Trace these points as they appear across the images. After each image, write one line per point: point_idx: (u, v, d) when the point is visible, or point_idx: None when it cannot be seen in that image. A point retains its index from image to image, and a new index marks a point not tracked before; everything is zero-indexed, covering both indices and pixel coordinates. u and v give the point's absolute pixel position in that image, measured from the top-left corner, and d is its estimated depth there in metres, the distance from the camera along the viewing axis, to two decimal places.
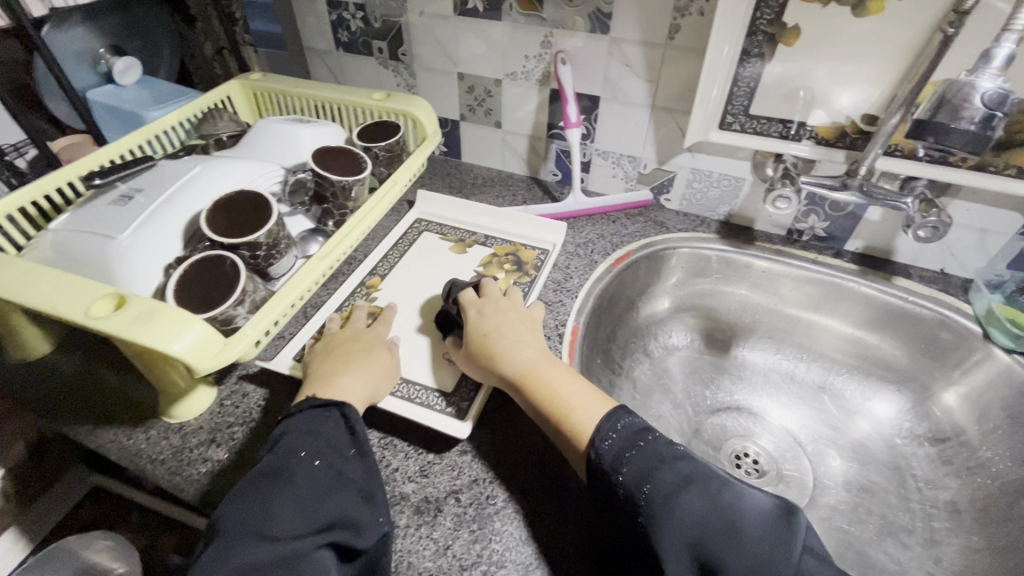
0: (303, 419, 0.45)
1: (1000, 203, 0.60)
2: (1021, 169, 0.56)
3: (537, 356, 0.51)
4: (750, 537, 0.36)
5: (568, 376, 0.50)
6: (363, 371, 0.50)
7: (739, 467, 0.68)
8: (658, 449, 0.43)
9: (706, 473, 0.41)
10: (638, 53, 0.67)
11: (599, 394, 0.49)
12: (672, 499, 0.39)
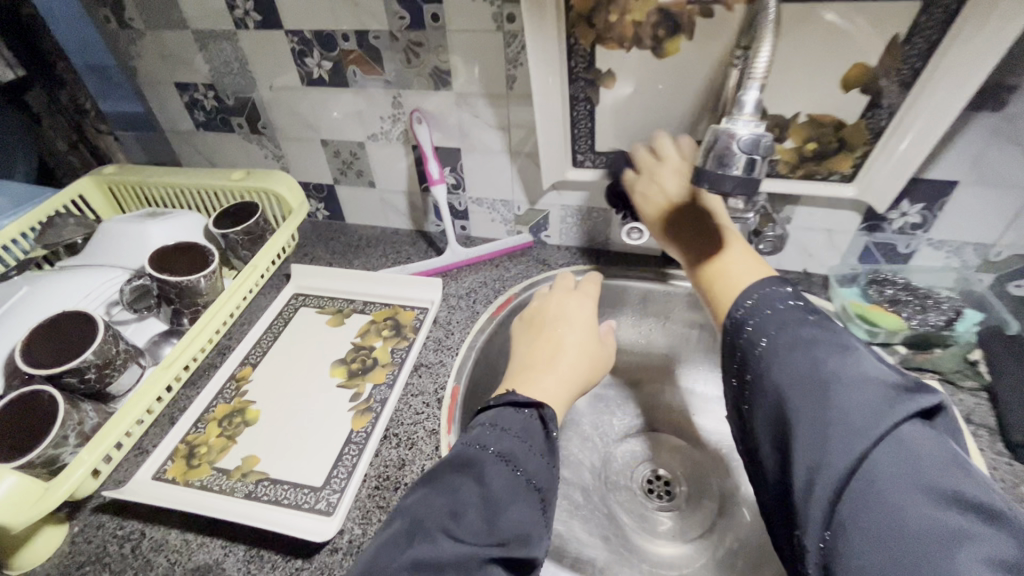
0: (503, 412, 0.49)
1: (835, 206, 0.63)
2: (843, 174, 0.59)
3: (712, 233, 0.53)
4: (854, 405, 0.34)
5: (745, 251, 0.51)
6: (556, 374, 0.55)
7: (649, 493, 0.70)
8: (782, 311, 0.43)
9: (843, 345, 0.39)
10: (484, 104, 0.68)
11: (761, 269, 0.50)
12: (776, 359, 0.40)
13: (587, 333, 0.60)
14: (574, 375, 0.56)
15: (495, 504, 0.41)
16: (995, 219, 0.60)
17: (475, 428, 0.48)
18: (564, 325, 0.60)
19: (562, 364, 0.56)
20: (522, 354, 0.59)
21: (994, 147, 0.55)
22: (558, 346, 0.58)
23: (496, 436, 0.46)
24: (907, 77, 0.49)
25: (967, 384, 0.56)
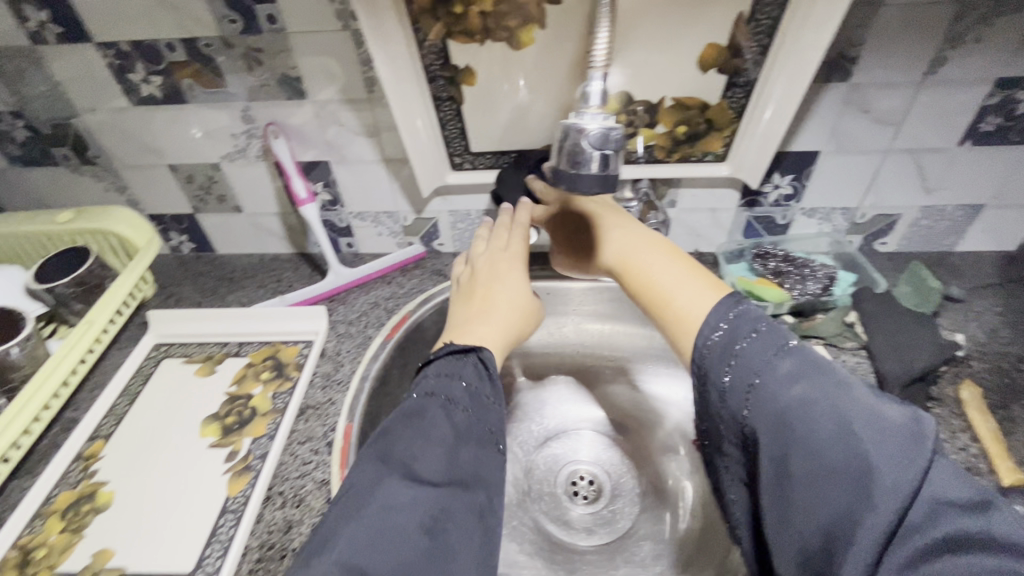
0: (441, 366, 0.43)
1: (715, 185, 0.64)
2: (717, 153, 0.59)
3: (640, 250, 0.48)
4: (879, 446, 0.29)
5: (685, 269, 0.45)
6: (495, 319, 0.49)
7: (575, 495, 0.68)
8: (772, 343, 0.36)
9: (839, 374, 0.33)
10: (346, 111, 0.62)
11: (710, 282, 0.43)
12: (773, 400, 0.33)
13: (522, 282, 0.52)
14: (510, 321, 0.50)
15: (454, 453, 0.37)
16: (855, 183, 0.63)
17: (418, 386, 0.42)
18: (494, 268, 0.54)
19: (497, 313, 0.49)
20: (460, 298, 0.52)
21: (847, 115, 0.57)
22: (494, 292, 0.51)
23: (449, 385, 0.41)
24: (758, 54, 0.49)
25: (848, 344, 0.57)
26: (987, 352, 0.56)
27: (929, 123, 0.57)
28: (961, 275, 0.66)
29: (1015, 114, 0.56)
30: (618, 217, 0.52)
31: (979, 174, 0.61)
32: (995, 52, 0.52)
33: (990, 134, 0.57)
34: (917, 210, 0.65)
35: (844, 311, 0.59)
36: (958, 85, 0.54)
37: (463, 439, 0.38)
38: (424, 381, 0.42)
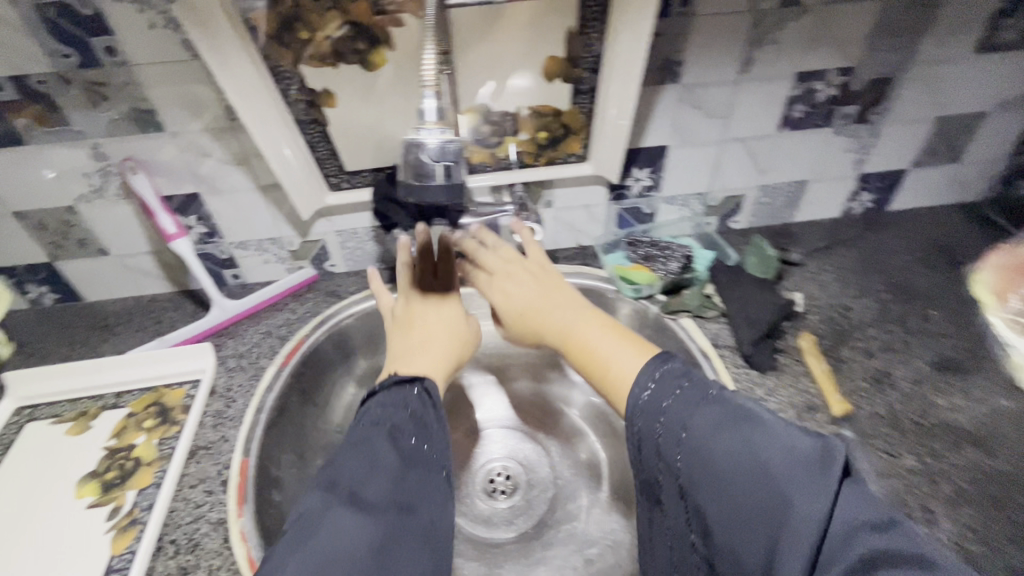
0: (385, 396, 0.50)
1: (584, 183, 0.69)
2: (578, 155, 0.64)
3: (572, 320, 0.55)
4: (793, 478, 0.32)
5: (613, 335, 0.52)
6: (436, 343, 0.58)
7: (495, 492, 0.70)
8: (694, 391, 0.40)
9: (754, 411, 0.37)
10: (209, 141, 0.60)
11: (637, 346, 0.50)
12: (703, 446, 0.36)
13: (456, 315, 0.61)
14: (446, 353, 0.57)
15: (399, 476, 0.43)
16: (703, 170, 0.71)
17: (366, 411, 0.49)
18: (428, 316, 0.60)
19: (433, 349, 0.57)
20: (403, 338, 0.58)
21: (683, 111, 0.64)
22: (433, 334, 0.58)
23: (394, 416, 0.48)
24: (594, 63, 0.54)
25: (711, 315, 0.64)
26: (821, 305, 0.66)
27: (751, 114, 0.66)
28: (800, 242, 0.76)
29: (816, 101, 0.65)
30: (537, 289, 0.58)
31: (799, 154, 0.71)
32: (790, 51, 0.61)
33: (800, 119, 0.67)
34: (756, 188, 0.74)
35: (702, 284, 0.67)
36: (767, 80, 0.63)
37: (406, 464, 0.44)
38: (372, 413, 0.48)
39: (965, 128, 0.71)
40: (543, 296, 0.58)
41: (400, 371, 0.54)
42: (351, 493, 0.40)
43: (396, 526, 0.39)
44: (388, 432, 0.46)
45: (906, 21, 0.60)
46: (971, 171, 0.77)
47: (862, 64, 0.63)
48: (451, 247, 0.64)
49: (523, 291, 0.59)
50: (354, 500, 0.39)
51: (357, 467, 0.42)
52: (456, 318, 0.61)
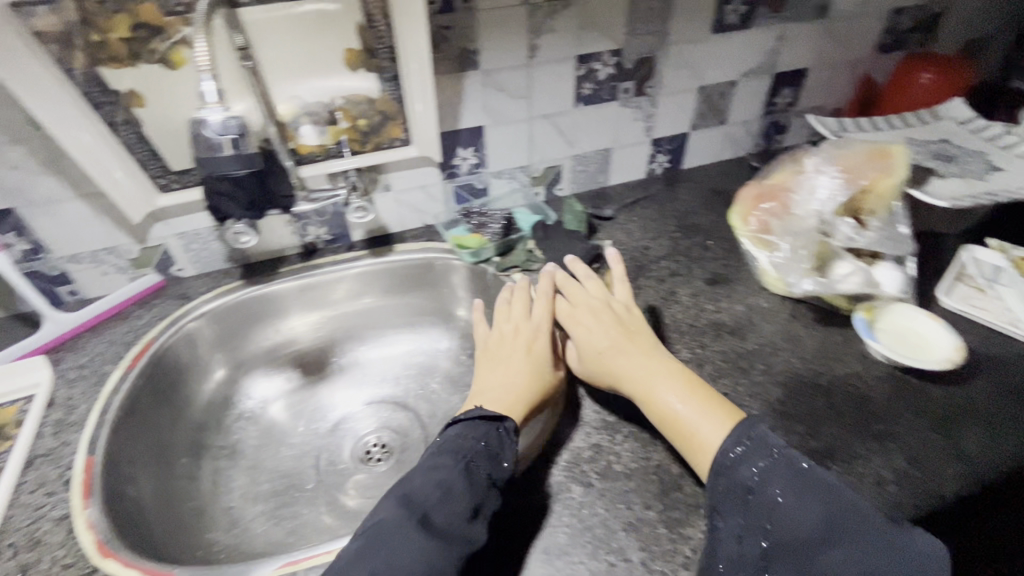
0: (460, 430, 0.50)
1: (415, 165, 0.77)
2: (403, 138, 0.72)
3: (649, 370, 0.53)
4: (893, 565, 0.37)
5: (685, 390, 0.51)
6: (499, 375, 0.56)
7: (370, 459, 0.74)
8: (790, 472, 0.42)
9: (835, 486, 0.41)
10: (16, 152, 0.59)
11: (726, 412, 0.49)
12: (794, 509, 0.41)
13: (528, 356, 0.57)
14: (531, 389, 0.55)
15: (467, 502, 0.44)
16: (520, 146, 0.81)
17: (444, 438, 0.49)
18: (510, 350, 0.58)
19: (523, 377, 0.55)
20: (489, 372, 0.57)
21: (489, 94, 0.74)
22: (516, 360, 0.57)
23: (470, 445, 0.48)
24: (389, 53, 0.62)
25: (536, 267, 0.75)
26: (626, 248, 0.78)
27: (548, 93, 0.77)
28: (613, 201, 0.89)
29: (599, 78, 0.78)
30: (616, 338, 0.56)
31: (598, 126, 0.84)
32: (566, 38, 0.72)
33: (590, 95, 0.79)
34: (570, 158, 0.86)
35: (523, 241, 0.77)
36: (554, 63, 0.74)
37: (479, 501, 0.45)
38: (447, 443, 0.49)
39: (723, 95, 0.88)
40: (625, 343, 0.56)
41: (487, 406, 0.53)
42: (424, 514, 0.43)
43: (465, 547, 0.42)
44: (463, 462, 0.46)
45: (654, 9, 0.74)
46: (738, 130, 0.94)
47: (628, 45, 0.76)
48: (552, 285, 0.64)
49: (598, 335, 0.57)
50: (427, 523, 0.42)
51: (428, 487, 0.45)
52: (538, 345, 0.58)
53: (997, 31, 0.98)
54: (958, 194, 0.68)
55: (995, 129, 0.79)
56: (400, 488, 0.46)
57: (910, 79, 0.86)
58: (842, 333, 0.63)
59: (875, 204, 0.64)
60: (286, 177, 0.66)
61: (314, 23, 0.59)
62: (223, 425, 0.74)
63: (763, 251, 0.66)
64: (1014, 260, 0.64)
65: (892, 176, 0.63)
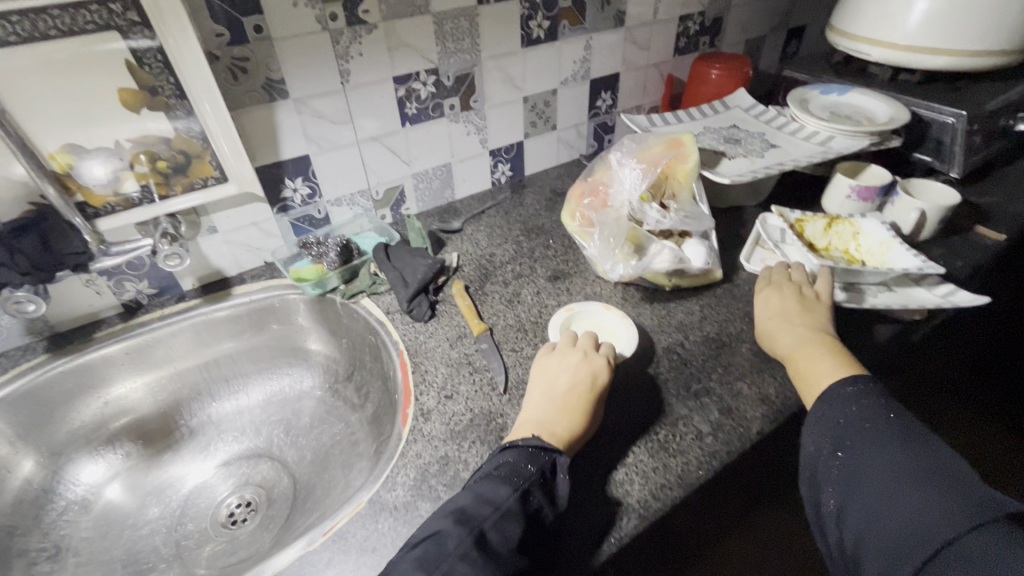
0: (518, 454, 0.46)
1: (240, 204, 0.74)
2: (214, 176, 0.68)
3: (801, 342, 0.56)
4: (950, 493, 0.38)
5: (826, 352, 0.54)
6: (558, 405, 0.51)
7: (230, 523, 0.70)
8: (851, 414, 0.47)
9: (945, 463, 0.41)
10: None
11: (851, 365, 0.52)
12: (870, 456, 0.43)
13: (587, 392, 0.52)
14: (583, 426, 0.50)
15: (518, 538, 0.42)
16: (353, 170, 0.80)
17: (501, 459, 0.46)
18: (562, 376, 0.53)
19: (580, 415, 0.50)
20: (540, 393, 0.53)
21: (307, 122, 0.72)
22: (578, 391, 0.52)
23: (527, 472, 0.44)
24: (175, 89, 0.61)
25: (384, 288, 0.75)
26: (472, 257, 0.80)
27: (371, 116, 0.77)
28: (460, 213, 0.91)
29: (421, 97, 0.80)
30: (779, 317, 0.59)
31: (432, 143, 0.85)
32: (377, 61, 0.73)
33: (416, 114, 0.81)
34: (410, 177, 0.87)
35: (366, 264, 0.76)
36: (370, 86, 0.74)
37: (528, 532, 0.43)
38: (501, 469, 0.45)
39: (548, 102, 0.93)
40: (788, 314, 0.59)
41: (541, 433, 0.48)
42: (480, 534, 0.41)
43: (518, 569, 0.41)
44: (519, 492, 0.43)
45: (462, 28, 0.77)
46: (569, 133, 1.01)
47: (443, 63, 0.78)
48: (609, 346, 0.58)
49: (769, 304, 0.62)
50: (483, 544, 0.40)
51: (483, 504, 0.42)
52: (599, 383, 0.53)
53: (768, 30, 1.14)
54: (743, 171, 0.78)
55: (772, 113, 0.92)
56: (452, 503, 0.44)
57: (703, 75, 0.97)
58: (665, 307, 0.70)
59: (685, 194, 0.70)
60: (77, 235, 0.62)
61: (74, 64, 0.55)
62: (46, 525, 0.66)
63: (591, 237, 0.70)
64: (793, 221, 0.73)
65: (692, 167, 0.71)
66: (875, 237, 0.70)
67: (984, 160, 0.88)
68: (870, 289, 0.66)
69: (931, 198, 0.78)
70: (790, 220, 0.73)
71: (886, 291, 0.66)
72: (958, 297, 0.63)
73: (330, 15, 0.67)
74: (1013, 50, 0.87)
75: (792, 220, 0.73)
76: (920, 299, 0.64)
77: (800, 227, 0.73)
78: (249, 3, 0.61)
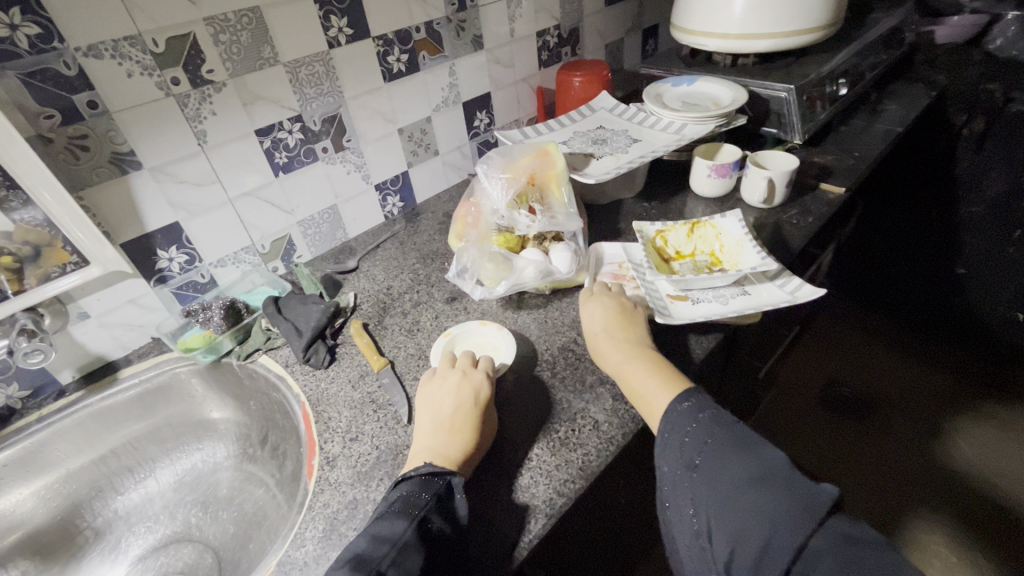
0: (416, 484, 0.48)
1: (108, 284, 0.70)
2: (72, 261, 0.65)
3: (629, 359, 0.58)
4: (781, 496, 0.42)
5: (653, 367, 0.57)
6: (434, 441, 0.53)
7: None
8: (692, 430, 0.50)
9: (771, 462, 0.45)
10: None
11: (674, 378, 0.56)
12: (720, 471, 0.47)
13: (467, 413, 0.54)
14: (474, 442, 0.53)
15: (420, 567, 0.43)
16: (231, 229, 0.79)
17: (399, 490, 0.48)
18: (446, 399, 0.55)
19: (471, 432, 0.53)
20: (428, 420, 0.55)
21: (168, 188, 0.70)
22: (464, 409, 0.54)
23: (423, 501, 0.46)
24: (3, 181, 0.58)
25: (281, 341, 0.74)
26: (370, 293, 0.81)
27: (239, 172, 0.76)
28: (356, 251, 0.91)
29: (289, 146, 0.79)
30: (607, 331, 0.62)
31: (311, 188, 0.85)
32: (234, 117, 0.72)
33: (288, 163, 0.80)
34: (296, 225, 0.86)
35: (258, 321, 0.75)
36: (231, 143, 0.73)
37: (430, 557, 0.44)
38: (396, 503, 0.47)
39: (424, 130, 0.95)
40: (615, 330, 0.62)
41: (435, 459, 0.51)
42: (381, 573, 0.41)
43: None
44: (416, 522, 0.45)
45: (319, 71, 0.78)
46: (453, 156, 1.04)
47: (306, 109, 0.79)
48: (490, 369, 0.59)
49: (599, 318, 0.63)
50: None
51: (380, 543, 0.43)
52: (483, 397, 0.56)
53: (624, 33, 1.23)
54: (610, 168, 0.83)
55: (633, 110, 0.99)
56: (349, 551, 0.44)
57: (567, 83, 1.03)
58: (558, 308, 0.73)
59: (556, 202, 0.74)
60: None
61: None
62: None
63: (461, 257, 0.74)
64: (654, 233, 0.77)
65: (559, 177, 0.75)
66: (732, 235, 0.76)
67: (822, 124, 0.98)
68: (722, 296, 0.69)
69: (777, 166, 0.87)
70: (651, 234, 0.77)
71: (738, 295, 0.69)
72: (801, 293, 0.66)
73: (171, 80, 0.66)
74: (822, 25, 0.98)
75: (653, 234, 0.77)
76: (770, 299, 0.67)
77: (662, 238, 0.77)
78: (76, 81, 0.59)
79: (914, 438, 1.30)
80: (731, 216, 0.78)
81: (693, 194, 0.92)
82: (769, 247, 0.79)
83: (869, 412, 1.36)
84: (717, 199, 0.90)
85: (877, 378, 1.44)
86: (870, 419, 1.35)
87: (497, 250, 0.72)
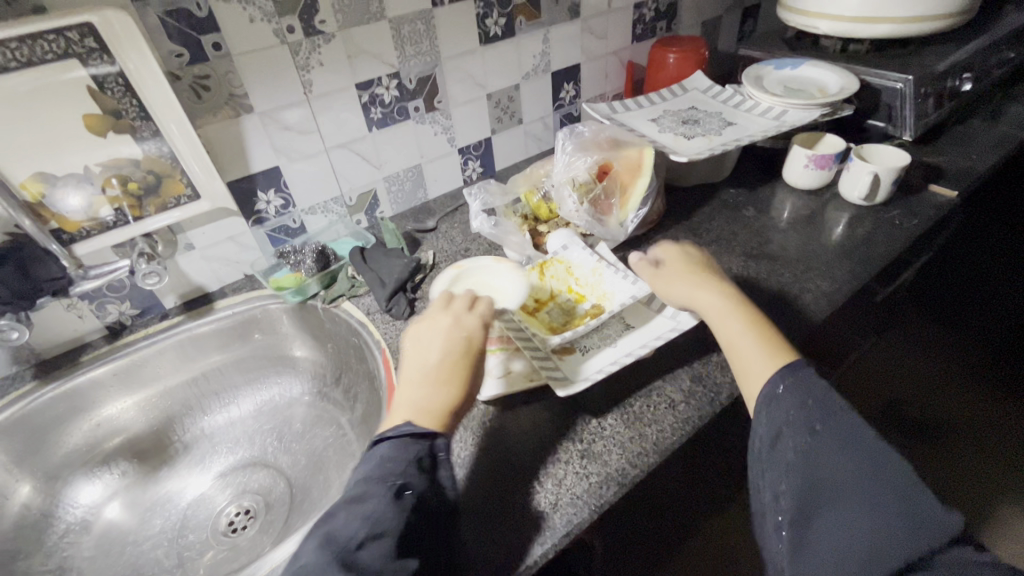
0: (392, 449, 0.45)
1: (212, 220, 0.75)
2: (185, 194, 0.70)
3: (732, 327, 0.54)
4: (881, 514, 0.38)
5: (759, 334, 0.53)
6: (406, 396, 0.50)
7: (229, 530, 0.72)
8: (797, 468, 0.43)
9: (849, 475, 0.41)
10: None
11: (776, 349, 0.51)
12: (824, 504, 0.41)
13: (445, 364, 0.51)
14: (460, 397, 0.50)
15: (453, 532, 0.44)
16: (325, 178, 0.82)
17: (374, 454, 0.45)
18: (434, 346, 0.53)
19: (458, 388, 0.51)
20: (412, 369, 0.52)
21: (273, 133, 0.74)
22: (453, 357, 0.52)
23: (402, 465, 0.44)
24: (139, 111, 0.63)
25: (364, 290, 0.77)
26: (448, 254, 0.82)
27: (338, 123, 0.78)
28: (435, 212, 0.93)
29: (385, 102, 0.81)
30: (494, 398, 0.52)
31: (399, 146, 0.87)
32: (339, 68, 0.74)
33: (382, 118, 0.82)
34: (382, 180, 0.88)
35: (344, 267, 0.79)
36: (333, 94, 0.76)
37: (414, 524, 0.41)
38: (376, 465, 0.44)
39: (511, 98, 0.95)
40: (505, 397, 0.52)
41: (416, 415, 0.48)
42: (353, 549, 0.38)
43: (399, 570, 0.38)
44: (396, 487, 0.42)
45: (421, 30, 0.79)
46: (536, 126, 1.03)
47: (404, 66, 0.80)
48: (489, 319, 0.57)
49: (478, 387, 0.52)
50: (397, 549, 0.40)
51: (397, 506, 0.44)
52: (474, 344, 0.54)
53: (722, 11, 1.17)
54: (702, 149, 0.80)
55: (729, 92, 0.95)
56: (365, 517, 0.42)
57: (661, 59, 0.99)
58: None
59: (616, 213, 0.75)
60: (54, 261, 0.64)
61: (41, 93, 0.57)
62: (48, 546, 0.68)
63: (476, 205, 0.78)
64: None
65: (635, 198, 0.74)
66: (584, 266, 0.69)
67: (937, 121, 0.91)
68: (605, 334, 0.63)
69: (883, 161, 0.81)
70: None
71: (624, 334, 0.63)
72: (684, 315, 0.62)
73: (287, 28, 0.68)
74: (950, 13, 0.89)
75: None
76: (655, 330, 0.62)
77: None
78: (204, 22, 0.63)
79: (987, 471, 1.24)
80: (573, 245, 0.72)
81: (785, 185, 0.88)
82: (864, 246, 0.75)
83: (938, 439, 1.30)
84: (810, 192, 0.86)
85: (950, 401, 1.37)
86: (933, 448, 1.29)
87: (527, 211, 0.79)
